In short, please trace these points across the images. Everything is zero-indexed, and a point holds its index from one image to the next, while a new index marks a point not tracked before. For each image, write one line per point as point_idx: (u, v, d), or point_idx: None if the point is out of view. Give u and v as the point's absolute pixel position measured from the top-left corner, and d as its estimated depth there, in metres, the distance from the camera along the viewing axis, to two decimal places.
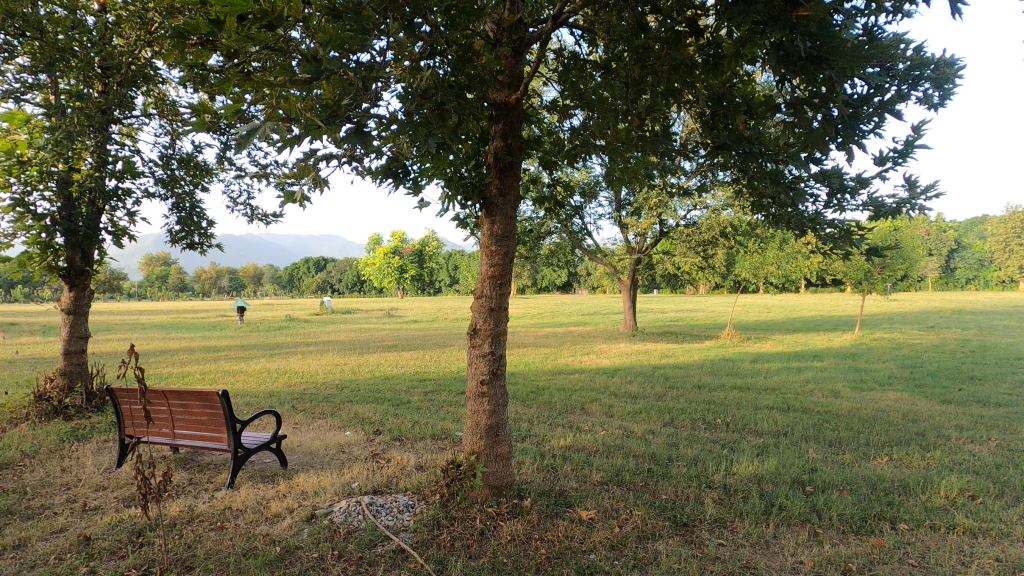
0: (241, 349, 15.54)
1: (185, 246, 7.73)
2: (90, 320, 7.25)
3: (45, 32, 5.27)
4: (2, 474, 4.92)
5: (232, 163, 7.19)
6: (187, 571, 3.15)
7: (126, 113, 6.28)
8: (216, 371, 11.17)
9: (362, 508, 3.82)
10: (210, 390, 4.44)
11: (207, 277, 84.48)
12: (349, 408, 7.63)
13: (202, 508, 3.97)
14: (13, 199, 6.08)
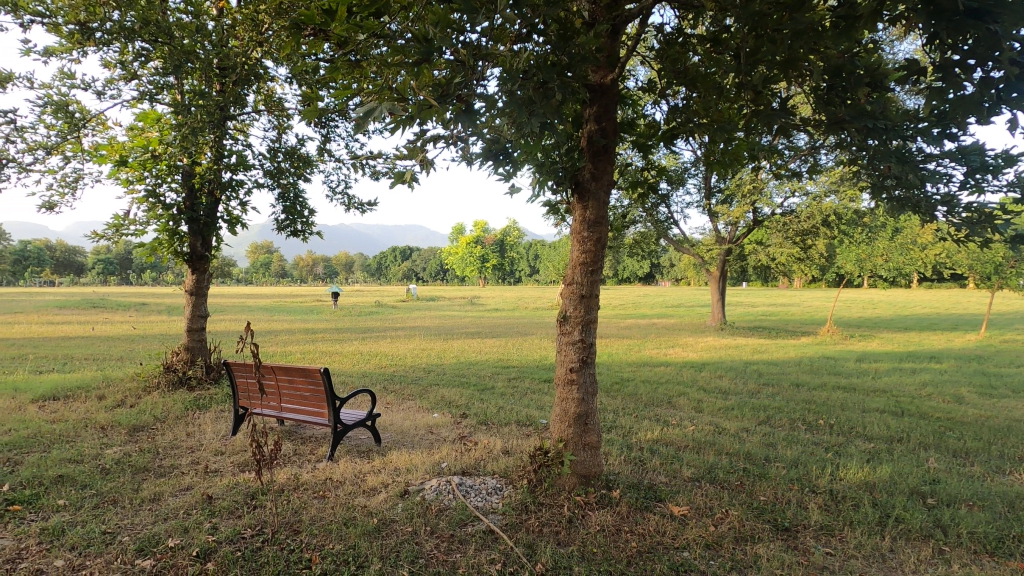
0: (336, 332, 16.53)
1: (289, 233, 8.26)
2: (209, 301, 7.96)
3: (174, 37, 5.76)
4: (139, 435, 5.53)
5: (331, 154, 7.57)
6: (295, 533, 3.38)
7: (240, 110, 6.77)
8: (315, 351, 11.95)
9: (453, 488, 3.92)
10: (313, 367, 4.71)
11: (305, 265, 90.57)
12: (436, 391, 7.88)
13: (306, 477, 4.25)
14: (147, 190, 6.78)
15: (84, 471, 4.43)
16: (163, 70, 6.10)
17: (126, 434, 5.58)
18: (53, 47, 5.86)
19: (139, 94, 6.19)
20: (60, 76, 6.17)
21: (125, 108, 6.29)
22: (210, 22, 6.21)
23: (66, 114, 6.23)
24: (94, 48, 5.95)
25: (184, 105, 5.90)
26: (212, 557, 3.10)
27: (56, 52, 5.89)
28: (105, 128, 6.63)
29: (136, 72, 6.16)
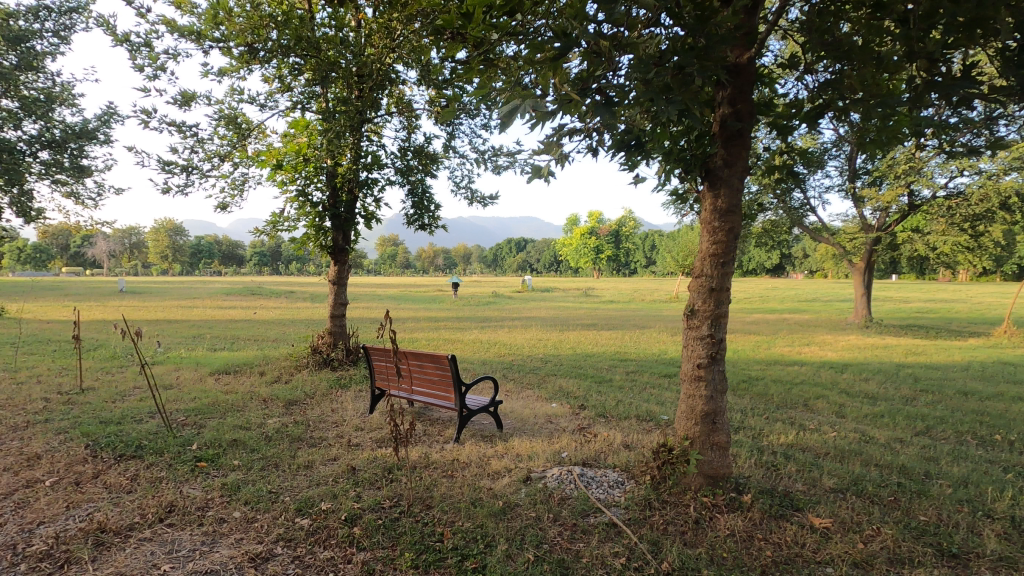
0: (457, 320, 17.30)
1: (418, 228, 8.79)
2: (349, 290, 8.71)
3: (321, 50, 6.32)
4: (293, 409, 6.24)
5: (455, 151, 7.91)
6: (427, 508, 3.62)
7: (376, 113, 7.29)
8: (439, 338, 12.63)
9: (575, 477, 3.96)
10: (441, 354, 4.97)
11: (428, 256, 95.74)
12: (554, 381, 7.98)
13: (436, 457, 4.53)
14: (298, 190, 7.58)
15: (252, 437, 5.10)
16: (312, 81, 6.75)
17: (283, 407, 6.32)
18: (225, 67, 6.72)
19: (293, 104, 6.91)
20: (231, 92, 7.07)
21: (281, 118, 7.06)
22: (350, 33, 6.71)
23: (235, 125, 7.14)
24: (257, 65, 6.73)
25: (329, 111, 6.47)
26: (358, 522, 3.41)
27: (227, 72, 6.75)
28: (265, 136, 7.50)
29: (291, 85, 6.87)
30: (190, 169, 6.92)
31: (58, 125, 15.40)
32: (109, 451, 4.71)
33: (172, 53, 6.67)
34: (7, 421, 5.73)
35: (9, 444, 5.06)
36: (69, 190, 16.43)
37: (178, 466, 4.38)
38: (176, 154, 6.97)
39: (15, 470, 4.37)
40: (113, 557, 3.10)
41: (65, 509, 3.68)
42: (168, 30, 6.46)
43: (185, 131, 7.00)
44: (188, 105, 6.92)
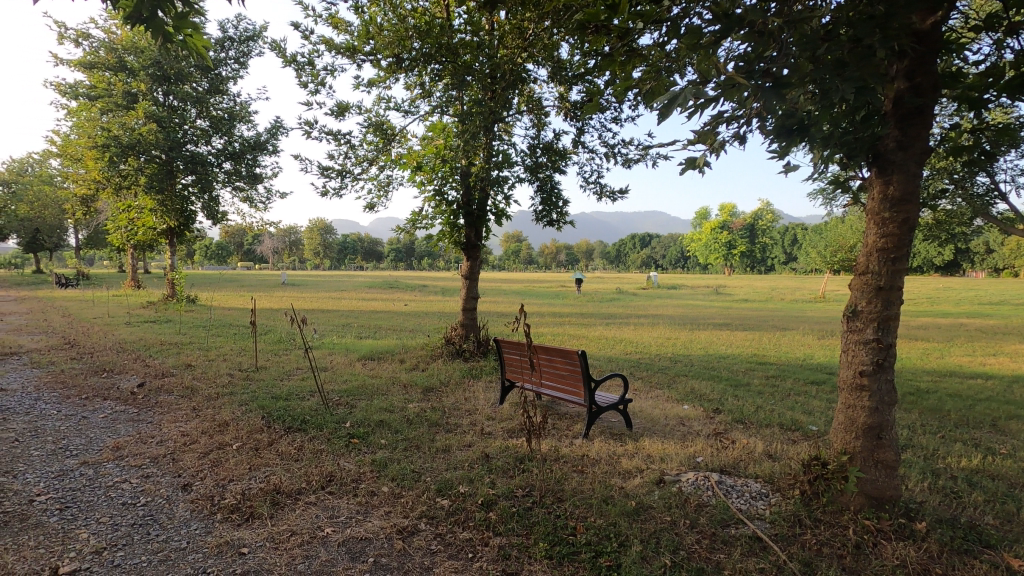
0: (581, 316, 17.27)
1: (546, 223, 8.90)
2: (480, 284, 9.04)
3: (459, 55, 6.58)
4: (431, 395, 6.65)
5: (584, 146, 7.84)
6: (558, 500, 3.66)
7: (507, 112, 7.47)
8: (564, 334, 12.70)
9: (713, 484, 3.76)
10: (571, 349, 4.97)
11: (551, 252, 96.67)
12: (685, 382, 7.64)
13: (565, 451, 4.56)
14: (435, 190, 8.04)
15: (396, 420, 5.52)
16: (449, 85, 7.09)
17: (422, 393, 6.76)
18: (374, 78, 7.31)
19: (432, 109, 7.33)
20: (378, 101, 7.68)
21: (421, 122, 7.54)
22: (485, 36, 6.92)
23: (382, 131, 7.74)
24: (402, 74, 7.23)
25: (464, 113, 6.75)
26: (493, 508, 3.55)
27: (375, 82, 7.33)
28: (407, 140, 8.04)
29: (431, 90, 7.28)
30: (344, 174, 7.65)
31: (237, 139, 17.87)
32: (280, 423, 5.38)
33: (330, 69, 7.41)
34: (202, 392, 6.79)
35: (205, 411, 5.99)
36: (245, 195, 19.00)
37: (335, 441, 4.88)
38: (333, 160, 7.75)
39: (210, 434, 5.17)
40: (287, 515, 3.54)
41: (248, 470, 4.28)
42: (327, 49, 7.19)
43: (340, 139, 7.75)
44: (342, 115, 7.65)
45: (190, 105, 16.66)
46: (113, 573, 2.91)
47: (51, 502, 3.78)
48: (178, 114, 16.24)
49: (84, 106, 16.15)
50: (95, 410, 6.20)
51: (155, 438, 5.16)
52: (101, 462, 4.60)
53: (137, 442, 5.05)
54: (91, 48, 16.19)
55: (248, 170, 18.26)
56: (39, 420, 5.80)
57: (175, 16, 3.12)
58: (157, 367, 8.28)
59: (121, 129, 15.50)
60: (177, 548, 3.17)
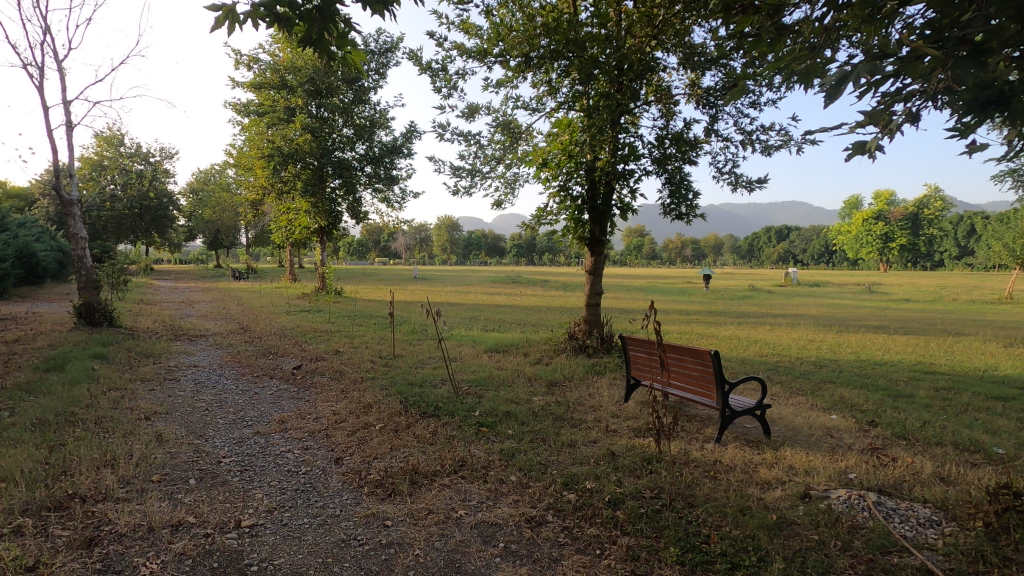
0: (710, 314, 16.38)
1: (674, 217, 8.57)
2: (604, 280, 8.97)
3: (585, 48, 6.47)
4: (555, 389, 6.73)
5: (718, 134, 7.40)
6: (689, 505, 3.51)
7: (634, 105, 7.27)
8: (692, 332, 12.12)
9: (870, 505, 3.38)
10: (702, 348, 4.73)
11: (675, 247, 93.00)
12: (833, 389, 6.92)
13: (696, 455, 4.36)
14: (560, 186, 8.07)
15: (522, 411, 5.66)
16: (576, 80, 7.07)
17: (546, 387, 6.86)
18: (502, 79, 7.53)
19: (558, 105, 7.37)
20: (506, 101, 7.89)
21: (547, 118, 7.62)
22: (613, 26, 6.74)
23: (509, 130, 7.94)
24: (529, 72, 7.34)
25: (591, 107, 6.68)
26: (621, 507, 3.50)
27: (503, 83, 7.53)
28: (533, 137, 8.16)
29: (558, 85, 7.29)
30: (474, 173, 7.96)
31: (377, 144, 19.40)
32: (415, 408, 5.76)
33: (461, 72, 7.76)
34: (349, 376, 7.50)
35: (352, 393, 6.62)
36: (384, 196, 20.58)
37: (466, 428, 5.12)
38: (464, 160, 8.10)
39: (356, 414, 5.69)
40: (424, 495, 3.79)
41: (389, 449, 4.64)
42: (459, 54, 7.53)
43: (470, 139, 8.08)
44: (472, 117, 7.97)
45: (337, 116, 18.40)
46: (283, 530, 3.33)
47: (233, 464, 4.41)
48: (328, 125, 18.06)
49: (254, 121, 18.49)
50: (264, 388, 7.12)
51: (311, 415, 5.80)
52: (270, 433, 5.27)
53: (297, 418, 5.71)
54: (259, 70, 18.50)
55: (386, 173, 19.78)
56: (223, 393, 6.78)
57: (337, 34, 3.44)
58: (312, 352, 9.28)
59: (282, 141, 17.54)
60: (332, 514, 3.54)
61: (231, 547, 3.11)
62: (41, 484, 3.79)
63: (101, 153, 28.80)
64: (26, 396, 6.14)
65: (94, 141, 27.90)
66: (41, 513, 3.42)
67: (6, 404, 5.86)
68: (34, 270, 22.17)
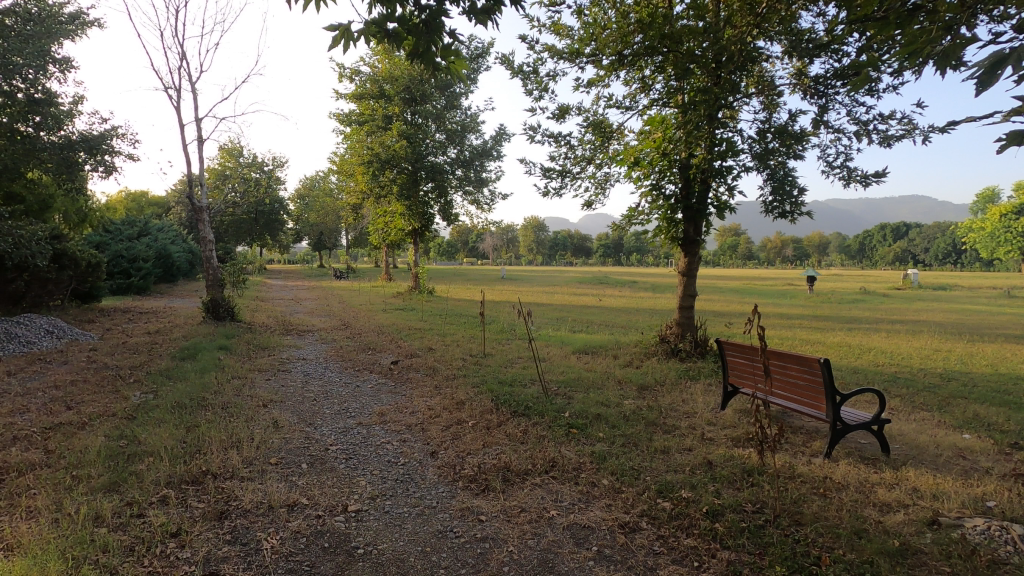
0: (814, 319, 15.24)
1: (777, 216, 8.07)
2: (698, 281, 8.64)
3: (681, 42, 6.22)
4: (646, 393, 6.57)
5: (828, 125, 6.85)
6: (796, 523, 3.30)
7: (733, 98, 6.91)
8: (794, 338, 11.37)
9: (1014, 538, 2.99)
10: (811, 356, 4.40)
11: (774, 246, 87.56)
12: (965, 405, 6.18)
13: (803, 470, 4.08)
14: (652, 185, 7.85)
15: (613, 414, 5.58)
16: (670, 76, 6.85)
17: (636, 390, 6.71)
18: (593, 79, 7.46)
19: (651, 103, 7.19)
20: (597, 100, 7.82)
21: (639, 116, 7.45)
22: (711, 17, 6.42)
23: (600, 130, 7.87)
24: (621, 71, 7.22)
25: (686, 103, 6.42)
26: (720, 519, 3.36)
27: (593, 82, 7.47)
28: (625, 136, 8.03)
29: (652, 82, 7.10)
30: (564, 174, 7.96)
31: (467, 148, 19.98)
32: (506, 407, 5.87)
33: (552, 74, 7.80)
34: (442, 372, 7.78)
35: (446, 389, 6.85)
36: (474, 198, 21.09)
37: (556, 429, 5.13)
38: (555, 162, 8.12)
39: (450, 410, 5.89)
40: (516, 493, 3.85)
41: (482, 446, 4.77)
42: (550, 56, 7.57)
43: (560, 140, 8.09)
44: (563, 118, 7.97)
45: (431, 122, 19.16)
46: (385, 517, 3.52)
47: (339, 452, 4.73)
48: (422, 131, 18.84)
49: (355, 130, 19.63)
50: (365, 381, 7.57)
51: (408, 409, 6.08)
52: (371, 424, 5.59)
53: (395, 411, 6.01)
54: (360, 81, 19.62)
55: (476, 175, 20.28)
56: (329, 385, 7.29)
57: (441, 47, 3.55)
58: (407, 348, 9.72)
59: (380, 148, 18.50)
60: (429, 505, 3.69)
61: (339, 529, 3.34)
62: (180, 460, 4.27)
63: (223, 164, 31.86)
64: (167, 381, 6.94)
65: (218, 153, 30.95)
66: (181, 485, 3.86)
67: (150, 388, 6.65)
68: (169, 270, 24.95)
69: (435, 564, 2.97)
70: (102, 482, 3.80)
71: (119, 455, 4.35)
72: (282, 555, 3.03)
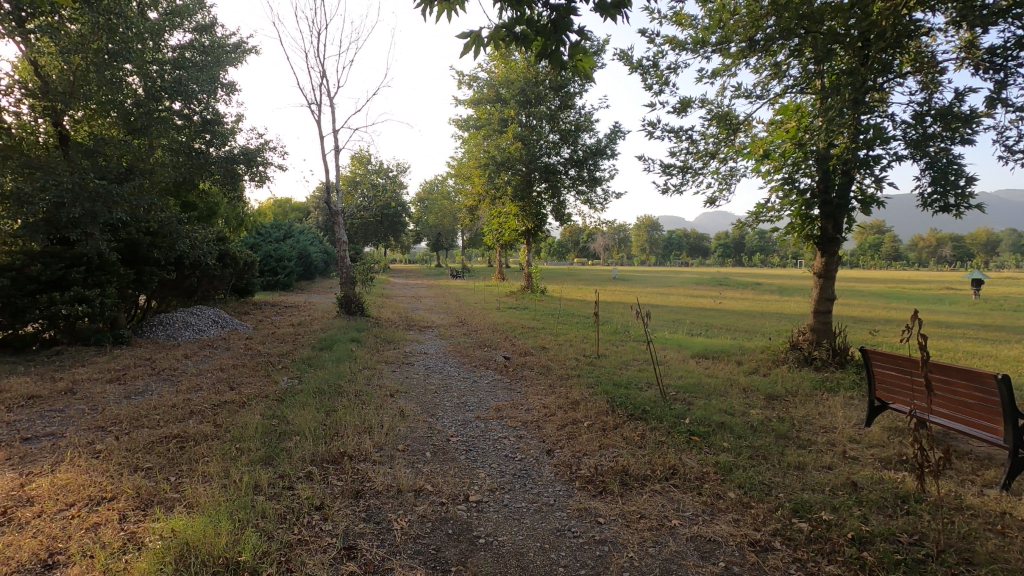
0: (983, 329, 13.17)
1: (937, 210, 7.10)
2: (837, 283, 7.89)
3: (822, 22, 5.65)
4: (776, 404, 6.10)
5: (1007, 103, 5.89)
6: (966, 562, 2.87)
7: (883, 79, 6.18)
8: (957, 349, 9.92)
9: None
10: (985, 372, 3.79)
11: (927, 245, 77.29)
12: None
13: (973, 502, 3.54)
14: (784, 178, 7.23)
15: (738, 424, 5.25)
16: (808, 58, 6.28)
17: (764, 400, 6.26)
18: (718, 68, 7.07)
19: (785, 90, 6.65)
20: (722, 91, 7.39)
21: (770, 105, 6.92)
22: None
23: (724, 122, 7.44)
24: (750, 57, 6.77)
25: (826, 89, 5.85)
26: (869, 548, 3.02)
27: (719, 72, 7.07)
28: (753, 127, 7.51)
29: (786, 67, 6.54)
30: (685, 170, 7.63)
31: (581, 147, 19.87)
32: (622, 409, 5.75)
33: (673, 67, 7.51)
34: (556, 371, 7.82)
35: (560, 388, 6.88)
36: (587, 197, 20.96)
37: (676, 435, 4.94)
38: (675, 157, 7.80)
39: (565, 409, 5.90)
40: (635, 498, 3.76)
41: (598, 447, 4.71)
42: (672, 48, 7.30)
43: (681, 136, 7.76)
44: (684, 111, 7.63)
45: (545, 123, 19.32)
46: (504, 510, 3.60)
47: (460, 443, 4.93)
48: (537, 133, 19.08)
49: (473, 135, 20.36)
50: (481, 377, 7.84)
51: (524, 406, 6.18)
52: (489, 418, 5.76)
53: (511, 407, 6.13)
54: (478, 87, 20.28)
55: (589, 174, 20.12)
56: (448, 379, 7.65)
57: (569, 46, 3.50)
58: (521, 346, 9.89)
59: (496, 150, 19.00)
60: (547, 503, 3.72)
61: (462, 517, 3.47)
62: (322, 440, 4.70)
63: (354, 172, 34.65)
64: (308, 368, 7.68)
65: (350, 162, 33.76)
66: (323, 464, 4.25)
67: (296, 374, 7.42)
68: (309, 268, 27.66)
69: (554, 561, 2.98)
70: (259, 455, 4.29)
71: (273, 432, 4.90)
72: (411, 537, 3.21)
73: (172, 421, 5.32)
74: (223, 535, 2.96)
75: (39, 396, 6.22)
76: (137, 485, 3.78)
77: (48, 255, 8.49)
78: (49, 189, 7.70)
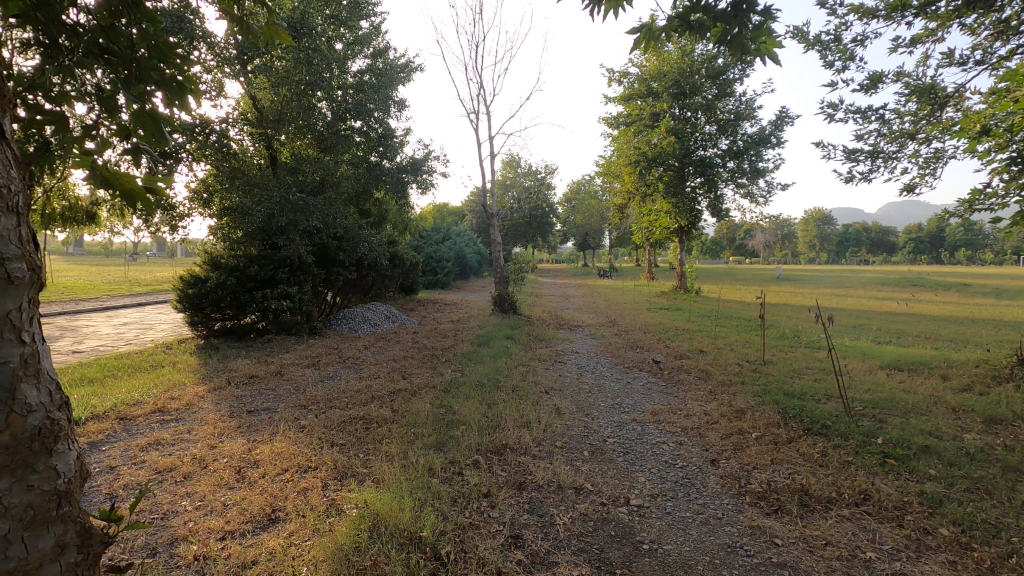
0: None
1: None
2: None
3: None
4: (999, 429, 5.09)
5: None
6: None
7: None
8: None
9: None
10: None
11: None
12: None
13: None
14: (1010, 157, 5.98)
15: (948, 449, 4.47)
16: None
17: (982, 422, 5.27)
18: (919, 34, 6.09)
19: (1013, 51, 5.51)
20: (924, 60, 6.35)
21: (991, 70, 5.78)
22: None
23: (927, 96, 6.37)
24: (965, 16, 5.73)
25: None
26: None
27: (921, 38, 6.10)
28: (967, 100, 6.33)
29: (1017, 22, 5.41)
30: (875, 155, 6.68)
31: (742, 137, 18.50)
32: (796, 422, 5.23)
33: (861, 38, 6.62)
34: (716, 376, 7.38)
35: (721, 395, 6.47)
36: (747, 191, 19.47)
37: (865, 456, 4.36)
38: (861, 141, 6.87)
39: (728, 418, 5.53)
40: (818, 521, 3.39)
41: (770, 461, 4.34)
42: (858, 17, 6.45)
43: (869, 116, 6.81)
44: (874, 88, 6.69)
45: (701, 114, 18.29)
46: (667, 518, 3.48)
47: (617, 444, 4.88)
48: (691, 125, 18.19)
49: (624, 131, 19.97)
50: (635, 378, 7.71)
51: (682, 410, 5.93)
52: (645, 421, 5.62)
53: (669, 411, 5.92)
54: (629, 83, 19.83)
55: (751, 166, 18.64)
56: (601, 379, 7.62)
57: (751, 27, 3.23)
58: (677, 348, 9.49)
59: (647, 146, 18.47)
60: (713, 515, 3.52)
61: (623, 520, 3.43)
62: (485, 431, 4.96)
63: (506, 175, 36.08)
64: (469, 363, 8.17)
65: (502, 166, 35.22)
66: (487, 453, 4.48)
67: (458, 367, 7.94)
68: (465, 267, 29.45)
69: None
70: (431, 440, 4.66)
71: (442, 420, 5.29)
72: (573, 533, 3.25)
73: (357, 404, 6.01)
74: (406, 511, 3.27)
75: (257, 376, 7.44)
76: (334, 458, 4.33)
77: (262, 258, 10.13)
78: (263, 203, 9.18)
